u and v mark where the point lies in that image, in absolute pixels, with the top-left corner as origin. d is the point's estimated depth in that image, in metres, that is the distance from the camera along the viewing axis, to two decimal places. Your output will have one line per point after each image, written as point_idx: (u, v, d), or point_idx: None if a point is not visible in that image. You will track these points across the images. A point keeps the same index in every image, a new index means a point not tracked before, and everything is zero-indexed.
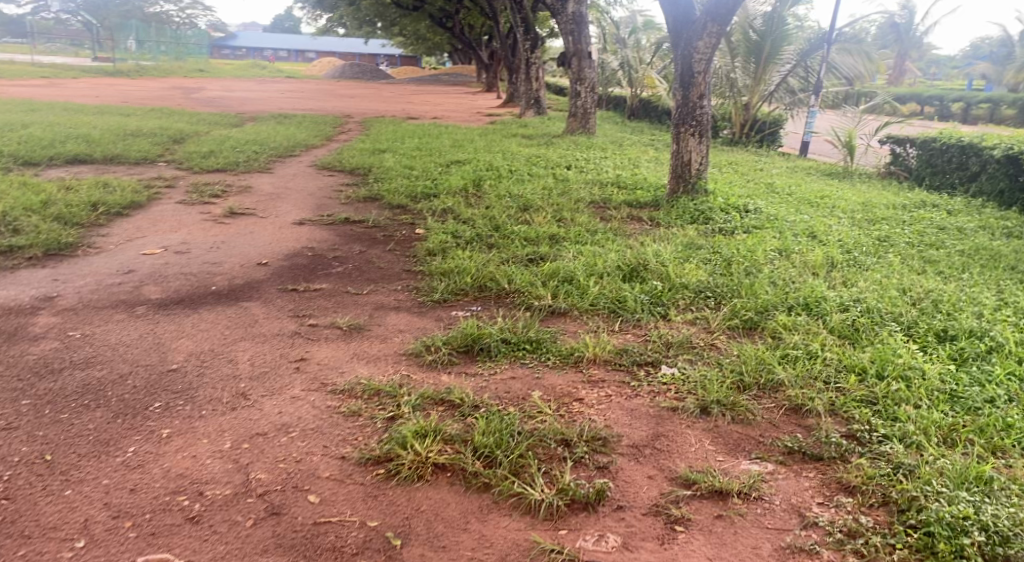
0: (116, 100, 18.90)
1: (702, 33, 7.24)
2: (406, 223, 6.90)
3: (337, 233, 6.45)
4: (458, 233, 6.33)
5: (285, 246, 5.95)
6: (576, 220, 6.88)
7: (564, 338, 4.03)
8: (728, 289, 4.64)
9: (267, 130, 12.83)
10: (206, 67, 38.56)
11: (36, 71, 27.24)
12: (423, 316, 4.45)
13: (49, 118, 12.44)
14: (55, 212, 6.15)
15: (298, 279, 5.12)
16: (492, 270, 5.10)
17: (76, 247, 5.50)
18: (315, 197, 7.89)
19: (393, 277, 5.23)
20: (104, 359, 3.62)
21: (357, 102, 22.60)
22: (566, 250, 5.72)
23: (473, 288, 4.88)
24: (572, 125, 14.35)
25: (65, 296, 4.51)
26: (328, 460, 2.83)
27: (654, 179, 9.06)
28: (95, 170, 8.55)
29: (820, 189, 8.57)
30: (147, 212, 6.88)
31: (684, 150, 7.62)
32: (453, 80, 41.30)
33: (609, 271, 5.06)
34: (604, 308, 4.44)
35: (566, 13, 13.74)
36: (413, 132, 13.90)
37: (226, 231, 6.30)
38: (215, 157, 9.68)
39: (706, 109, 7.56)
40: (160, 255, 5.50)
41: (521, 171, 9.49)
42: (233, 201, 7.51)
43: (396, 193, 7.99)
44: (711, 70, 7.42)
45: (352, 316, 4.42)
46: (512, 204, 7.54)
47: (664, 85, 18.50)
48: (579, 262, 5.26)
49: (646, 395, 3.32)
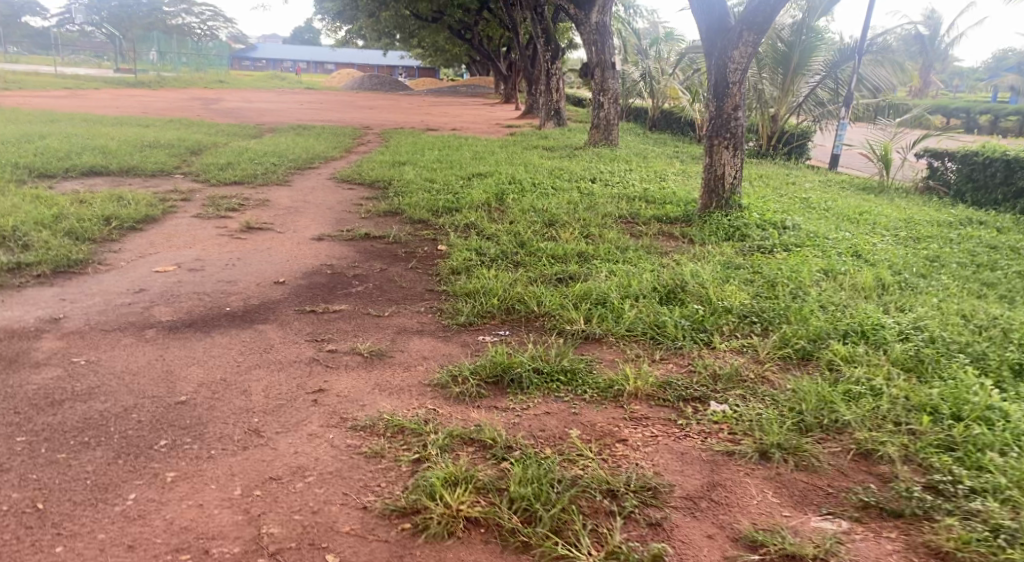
0: (136, 111, 18.87)
1: (737, 42, 6.96)
2: (428, 239, 6.65)
3: (357, 249, 6.20)
4: (482, 250, 6.07)
5: (303, 263, 5.70)
6: (605, 236, 6.59)
7: (600, 368, 3.73)
8: (774, 314, 4.35)
9: (286, 142, 12.69)
10: (226, 78, 38.70)
11: (59, 82, 27.39)
12: (449, 342, 4.18)
13: (68, 128, 12.35)
14: (68, 226, 5.96)
15: (316, 300, 4.86)
16: (520, 291, 4.82)
17: (87, 264, 5.29)
18: (334, 212, 7.66)
19: (416, 297, 4.96)
20: (109, 389, 3.37)
21: (377, 114, 22.46)
22: (597, 269, 5.43)
23: (501, 311, 4.60)
24: (593, 138, 13.97)
25: (72, 317, 4.28)
26: (349, 511, 2.57)
27: (682, 192, 8.76)
28: (110, 182, 8.39)
29: (857, 205, 8.23)
30: (161, 226, 6.67)
31: (717, 163, 7.32)
32: (471, 92, 41.27)
33: (645, 292, 4.76)
34: (643, 334, 4.14)
35: (588, 23, 13.52)
36: (433, 143, 13.71)
37: (243, 247, 6.07)
38: (233, 169, 9.49)
39: (741, 121, 7.27)
40: (173, 273, 5.27)
41: (545, 184, 9.22)
42: (250, 215, 7.29)
43: (417, 207, 7.75)
44: (747, 81, 7.14)
45: (373, 341, 4.15)
46: (537, 219, 7.27)
47: (687, 96, 18.22)
48: (613, 282, 4.97)
49: (696, 436, 3.03)
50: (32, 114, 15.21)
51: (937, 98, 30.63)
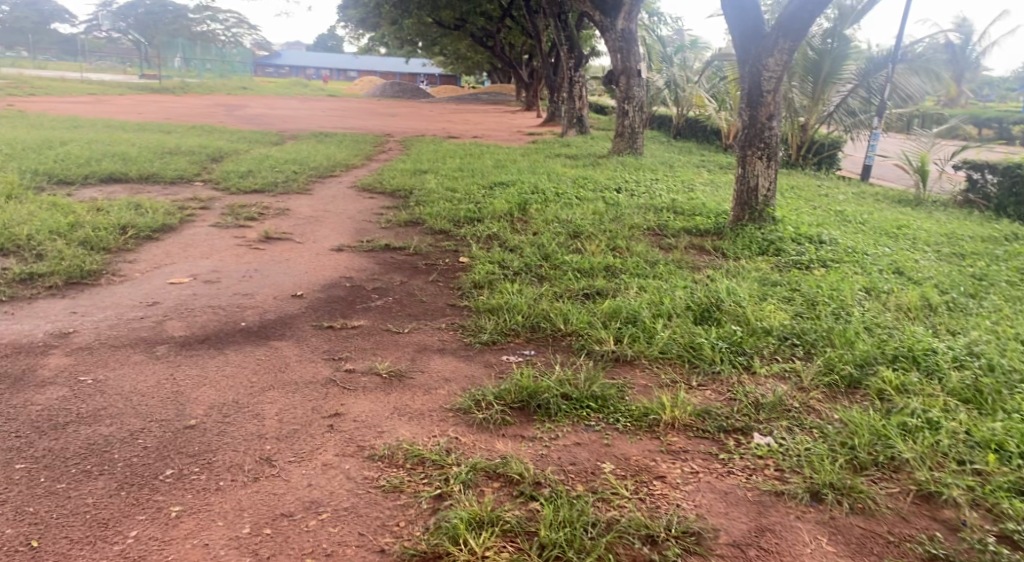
0: (159, 117, 18.91)
1: (772, 50, 6.74)
2: (449, 250, 6.47)
3: (377, 261, 6.03)
4: (506, 263, 5.87)
5: (321, 275, 5.54)
6: (633, 249, 6.38)
7: (633, 394, 3.52)
8: (817, 337, 4.14)
9: (307, 149, 12.58)
10: (250, 84, 38.93)
11: (85, 88, 27.62)
12: (471, 362, 3.97)
13: (91, 135, 12.32)
14: (83, 235, 5.84)
15: (334, 314, 4.68)
16: (547, 308, 4.62)
17: (101, 275, 5.15)
18: (353, 221, 7.50)
19: (437, 313, 4.76)
20: (115, 411, 3.20)
21: (399, 121, 22.38)
22: (626, 285, 5.22)
23: (525, 328, 4.40)
24: (617, 146, 13.75)
25: (82, 331, 4.13)
26: (366, 555, 2.40)
27: (711, 203, 8.54)
28: (130, 190, 8.29)
29: (893, 218, 7.96)
30: (179, 235, 6.54)
31: (750, 174, 7.11)
32: (493, 99, 41.19)
33: (678, 311, 4.54)
34: (677, 357, 3.93)
35: (614, 30, 13.31)
36: (455, 151, 13.56)
37: (260, 258, 5.92)
38: (252, 177, 9.38)
39: (775, 130, 7.04)
40: (188, 285, 5.13)
41: (569, 194, 9.01)
42: (269, 224, 7.15)
43: (438, 217, 7.57)
44: (782, 89, 6.92)
45: (392, 360, 3.95)
46: (561, 230, 7.08)
47: (713, 105, 17.97)
48: (644, 299, 4.77)
49: (740, 473, 2.82)
50: (55, 121, 15.24)
51: (967, 108, 30.11)
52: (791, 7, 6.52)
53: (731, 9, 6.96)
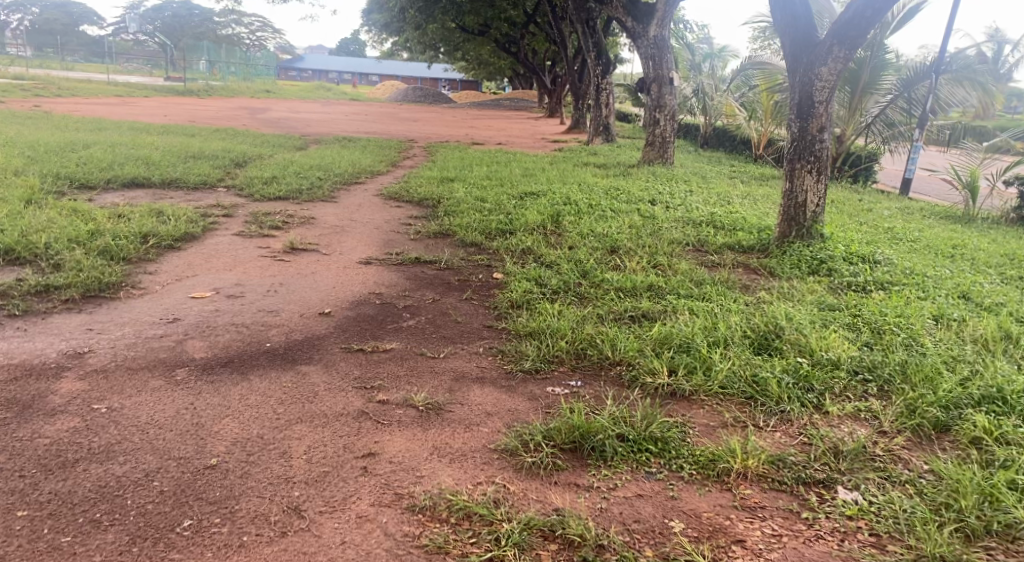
0: (183, 120, 18.79)
1: (826, 58, 6.39)
2: (482, 265, 6.16)
3: (407, 276, 5.73)
4: (543, 281, 5.56)
5: (349, 291, 5.24)
6: (676, 267, 6.05)
7: (695, 436, 3.20)
8: (890, 372, 3.81)
9: (332, 155, 12.36)
10: (274, 88, 38.98)
11: (111, 89, 27.71)
12: (514, 394, 3.64)
13: (114, 137, 12.16)
14: (103, 243, 5.60)
15: (363, 336, 4.39)
16: (592, 332, 4.30)
17: (120, 288, 4.90)
18: (380, 232, 7.21)
19: (473, 336, 4.45)
20: (129, 446, 2.92)
21: (422, 126, 22.17)
22: (674, 307, 4.88)
23: (570, 355, 4.08)
24: (648, 155, 13.40)
25: (98, 351, 3.87)
26: None
27: (752, 218, 8.20)
28: (152, 196, 8.07)
29: (947, 236, 7.59)
30: (201, 244, 6.29)
31: (798, 189, 6.77)
32: (515, 105, 40.97)
33: (735, 338, 4.20)
34: (741, 393, 3.60)
35: (647, 36, 13.00)
36: (481, 159, 13.27)
37: (285, 271, 5.65)
38: (277, 183, 9.13)
39: (826, 143, 6.68)
40: (211, 300, 4.86)
41: (603, 206, 8.69)
42: (294, 233, 6.89)
43: (468, 228, 7.27)
44: (834, 100, 6.57)
45: (429, 390, 3.64)
46: (598, 245, 6.76)
47: (744, 113, 17.57)
48: (696, 323, 4.44)
49: (830, 537, 2.60)
50: (79, 122, 15.13)
51: (1001, 121, 29.46)
52: (848, 12, 6.16)
53: (781, 14, 6.62)
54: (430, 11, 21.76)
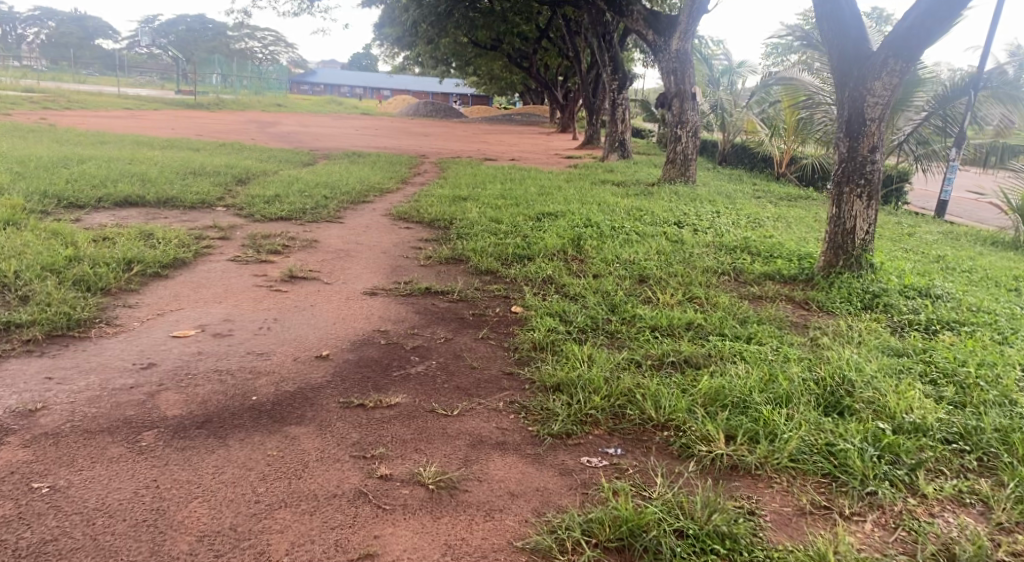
0: (190, 133, 18.36)
1: (880, 71, 5.81)
2: (499, 296, 5.57)
3: (416, 309, 5.15)
4: (567, 316, 4.98)
5: (350, 329, 4.66)
6: (714, 300, 5.47)
7: (766, 532, 2.64)
8: (993, 440, 3.22)
9: (340, 171, 11.84)
10: (285, 101, 38.75)
11: (122, 102, 27.42)
12: (544, 467, 3.05)
13: (114, 152, 11.67)
14: (80, 272, 5.05)
15: (364, 386, 3.79)
16: (630, 384, 3.70)
17: (91, 326, 4.33)
18: (388, 257, 6.64)
19: (491, 386, 3.86)
20: (67, 545, 2.47)
21: (434, 141, 21.66)
22: (719, 351, 4.30)
23: (606, 414, 3.48)
24: (669, 173, 12.82)
25: (53, 409, 3.31)
26: None
27: (788, 243, 7.62)
28: (145, 215, 7.56)
29: (1005, 266, 6.97)
30: (191, 271, 5.74)
31: (846, 215, 6.19)
32: (527, 121, 40.60)
33: (798, 395, 3.61)
34: (817, 468, 3.00)
35: (669, 50, 12.49)
36: (495, 176, 12.72)
37: (281, 303, 5.08)
38: (279, 202, 8.59)
39: (878, 165, 6.08)
40: (195, 340, 4.29)
41: (627, 228, 8.11)
42: (294, 259, 6.33)
43: (483, 253, 6.69)
44: (888, 117, 5.98)
45: (440, 461, 3.05)
46: (624, 274, 6.17)
47: (765, 130, 16.98)
48: (750, 376, 3.84)
49: None
50: (82, 135, 14.71)
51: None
52: (908, 20, 5.62)
53: (830, 25, 6.07)
54: (442, 25, 20.73)
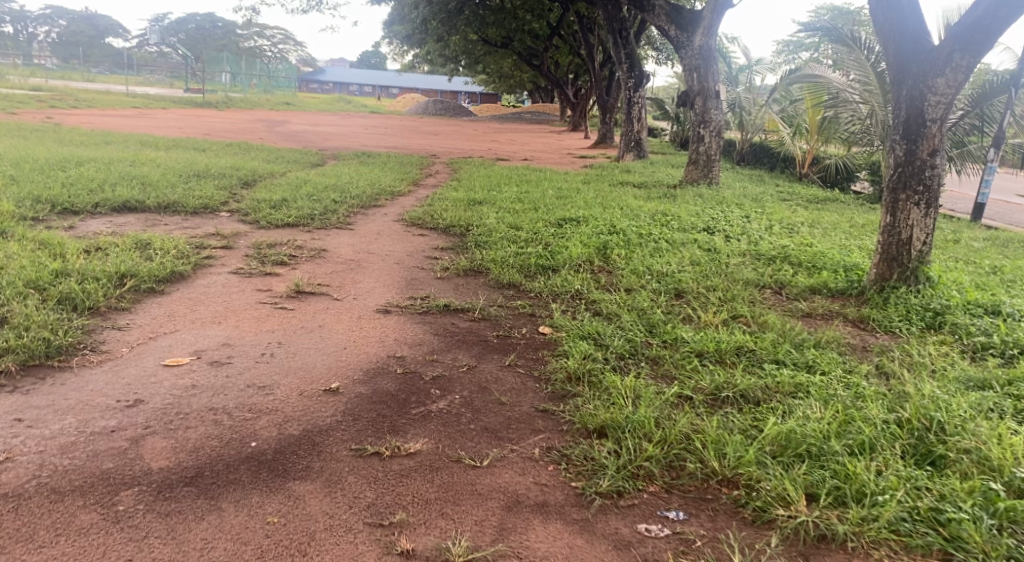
0: (197, 133, 17.97)
1: (944, 68, 5.31)
2: (524, 313, 5.06)
3: (434, 330, 4.65)
4: (602, 340, 4.48)
5: (363, 354, 4.16)
6: (762, 319, 4.97)
7: None
8: None
9: (350, 172, 11.36)
10: (294, 101, 38.29)
11: (129, 100, 27.04)
12: (595, 541, 2.62)
13: (116, 152, 11.24)
14: (65, 289, 4.59)
15: (380, 428, 3.31)
16: (686, 427, 3.21)
17: (73, 354, 3.86)
18: (402, 268, 6.15)
19: (524, 426, 3.38)
20: None
21: (445, 140, 21.19)
22: (779, 384, 3.80)
23: (662, 465, 3.01)
24: (692, 175, 12.30)
25: (18, 461, 2.86)
26: None
27: (831, 252, 7.09)
28: (144, 222, 7.12)
29: None
30: (189, 285, 5.27)
31: (902, 224, 5.68)
32: (537, 118, 40.09)
33: (884, 443, 3.11)
34: (924, 544, 2.57)
35: (691, 46, 11.93)
36: (510, 177, 12.23)
37: (286, 324, 4.59)
38: (286, 207, 8.11)
39: (938, 170, 5.56)
40: (188, 370, 3.81)
41: (655, 235, 7.59)
42: (301, 271, 5.85)
43: (504, 264, 6.19)
44: (950, 119, 5.47)
45: (472, 532, 2.63)
46: (660, 288, 5.65)
47: (786, 129, 16.39)
48: (824, 417, 3.35)
49: None
50: (87, 135, 14.31)
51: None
52: (977, 10, 5.12)
53: (885, 13, 5.54)
54: (453, 23, 20.24)
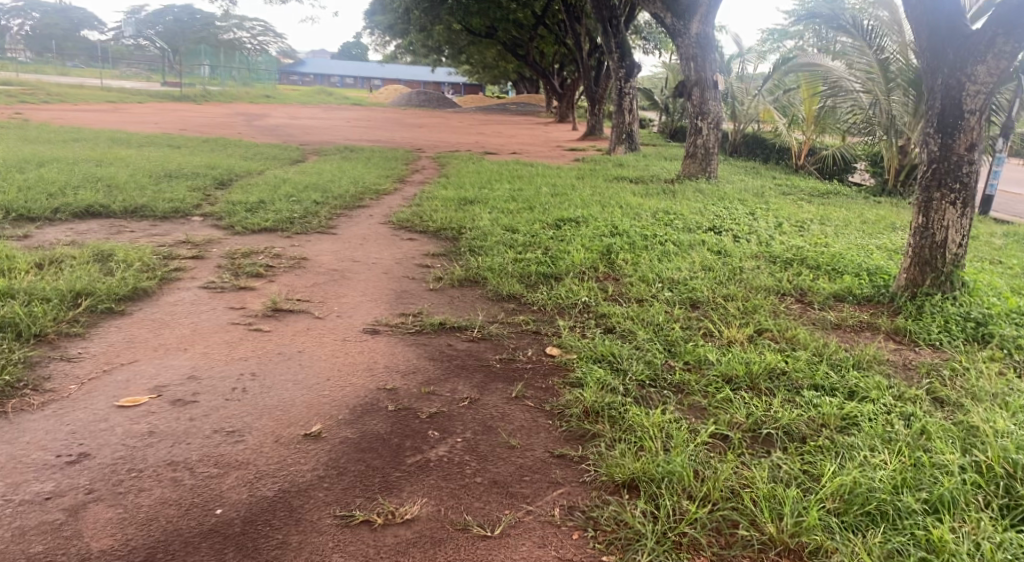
0: (173, 128, 17.31)
1: (985, 54, 4.87)
2: (528, 331, 4.55)
3: (428, 354, 4.13)
4: (619, 362, 3.97)
5: (348, 387, 3.64)
6: (790, 333, 4.48)
7: None
8: None
9: (332, 170, 10.80)
10: (275, 94, 37.49)
11: (105, 95, 26.27)
12: None
13: (84, 151, 10.62)
14: (7, 314, 4.04)
15: (371, 483, 2.81)
16: (730, 482, 2.74)
17: (9, 396, 3.33)
18: (391, 278, 5.62)
19: (540, 478, 2.89)
20: None
21: (430, 134, 20.60)
22: (827, 417, 3.31)
23: (707, 533, 2.55)
24: (690, 169, 11.86)
25: None
26: None
27: (849, 253, 6.60)
28: (108, 228, 6.55)
29: None
30: (154, 302, 4.73)
31: (935, 225, 5.20)
32: (522, 110, 39.50)
33: (968, 498, 2.64)
34: None
35: (687, 35, 11.43)
36: (501, 172, 11.72)
37: (262, 350, 4.06)
38: (264, 209, 7.56)
39: (975, 167, 5.11)
40: (146, 411, 3.28)
41: (660, 236, 7.09)
42: (279, 284, 5.31)
43: (502, 272, 5.67)
44: (989, 109, 5.02)
45: None
46: (673, 299, 5.15)
47: (782, 119, 15.97)
48: (889, 462, 2.86)
49: None
50: (55, 132, 13.64)
51: None
52: None
53: None
54: (437, 12, 19.69)
